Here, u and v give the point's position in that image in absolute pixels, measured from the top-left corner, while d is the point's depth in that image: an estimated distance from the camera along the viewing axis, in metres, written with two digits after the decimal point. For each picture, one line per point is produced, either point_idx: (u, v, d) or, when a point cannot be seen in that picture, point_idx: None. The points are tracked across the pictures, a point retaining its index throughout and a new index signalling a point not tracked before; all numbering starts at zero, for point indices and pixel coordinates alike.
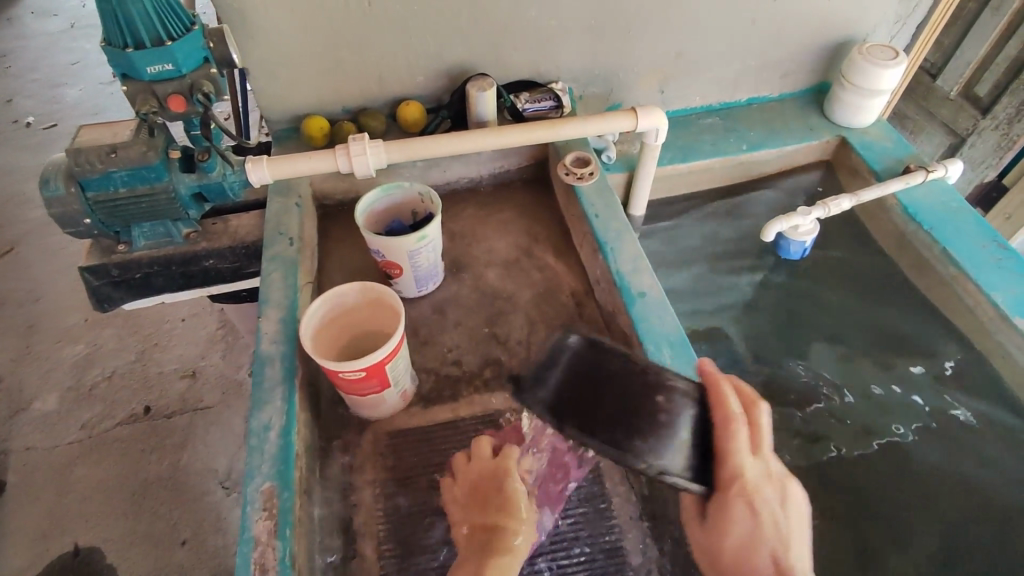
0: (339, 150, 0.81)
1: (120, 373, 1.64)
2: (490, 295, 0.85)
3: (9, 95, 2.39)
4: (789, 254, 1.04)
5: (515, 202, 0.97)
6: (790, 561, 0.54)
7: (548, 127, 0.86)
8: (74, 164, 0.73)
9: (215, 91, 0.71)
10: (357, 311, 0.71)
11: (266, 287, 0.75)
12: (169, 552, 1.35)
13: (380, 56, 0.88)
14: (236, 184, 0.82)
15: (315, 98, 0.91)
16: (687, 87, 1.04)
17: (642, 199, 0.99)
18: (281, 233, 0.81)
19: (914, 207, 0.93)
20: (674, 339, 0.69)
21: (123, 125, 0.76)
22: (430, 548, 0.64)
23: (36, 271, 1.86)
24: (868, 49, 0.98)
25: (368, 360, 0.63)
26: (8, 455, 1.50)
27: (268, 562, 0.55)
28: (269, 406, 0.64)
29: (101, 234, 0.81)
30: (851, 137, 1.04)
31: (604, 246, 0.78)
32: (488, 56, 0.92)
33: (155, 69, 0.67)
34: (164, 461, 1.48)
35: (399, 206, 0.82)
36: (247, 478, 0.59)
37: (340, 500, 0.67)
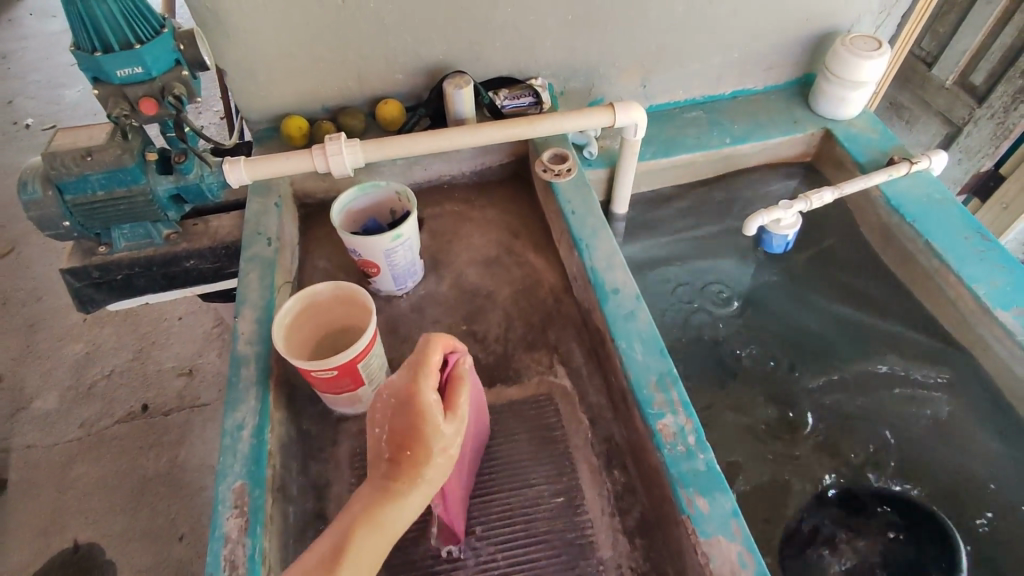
0: (315, 150, 0.81)
1: (118, 371, 1.66)
2: (469, 292, 0.85)
3: (9, 96, 2.41)
4: (772, 248, 1.03)
5: (497, 198, 0.97)
6: (753, 556, 0.53)
7: (525, 124, 0.86)
8: (50, 167, 0.73)
9: (188, 93, 0.72)
10: (331, 310, 0.71)
11: (243, 287, 0.76)
12: (167, 547, 1.37)
13: (357, 55, 0.88)
14: (215, 185, 0.82)
15: (294, 98, 0.91)
16: (669, 81, 1.03)
17: (624, 194, 0.98)
18: (259, 233, 0.82)
19: (898, 199, 0.92)
20: (645, 335, 0.68)
21: (100, 128, 0.76)
22: (403, 542, 0.64)
23: (36, 272, 1.88)
24: (851, 40, 0.97)
25: (339, 359, 0.63)
26: (9, 453, 1.53)
27: (237, 559, 0.55)
28: (243, 406, 0.65)
29: (81, 236, 0.81)
30: (835, 129, 1.03)
31: (579, 243, 0.78)
32: (466, 53, 0.92)
33: (125, 72, 0.67)
34: (161, 457, 1.50)
35: (376, 204, 0.82)
36: (219, 477, 0.60)
37: (316, 497, 0.68)
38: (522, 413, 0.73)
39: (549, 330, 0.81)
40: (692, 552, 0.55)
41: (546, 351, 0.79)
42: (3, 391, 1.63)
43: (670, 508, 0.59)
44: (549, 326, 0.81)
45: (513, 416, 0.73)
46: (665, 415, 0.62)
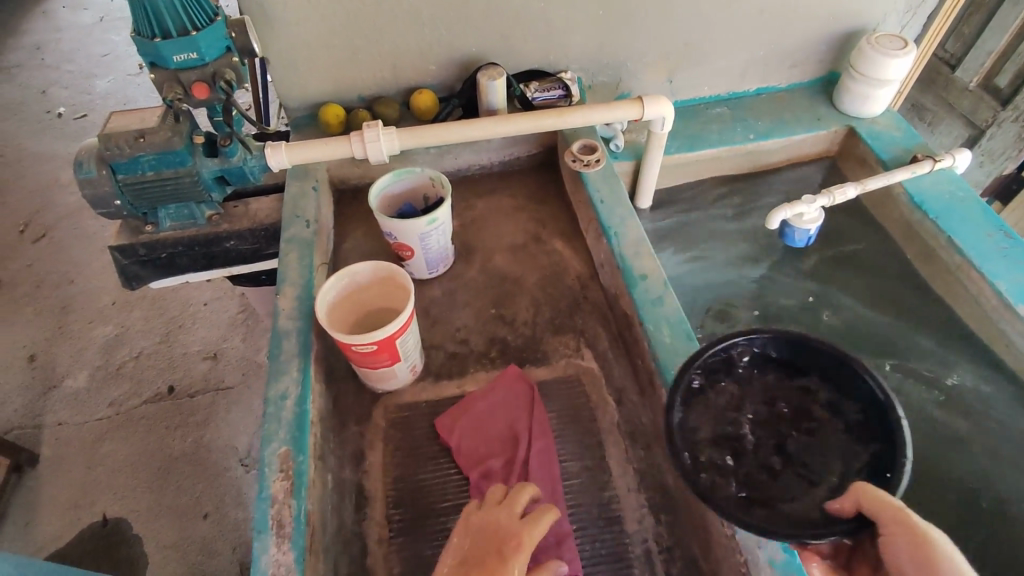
0: (354, 137, 0.84)
1: (147, 353, 1.71)
2: (499, 277, 0.88)
3: (43, 86, 2.48)
4: (794, 242, 1.05)
5: (525, 188, 0.99)
6: None
7: (556, 115, 0.89)
8: (104, 148, 0.77)
9: (237, 79, 0.75)
10: (369, 288, 0.74)
11: (284, 266, 0.79)
12: (192, 524, 1.41)
13: (393, 46, 0.91)
14: (257, 169, 0.85)
15: (332, 87, 0.95)
16: (695, 76, 1.05)
17: (649, 187, 1.01)
18: (298, 215, 0.85)
19: (920, 196, 0.93)
20: (673, 319, 0.71)
21: (151, 112, 0.80)
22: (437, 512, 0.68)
23: (69, 256, 1.94)
24: (878, 38, 0.98)
25: (378, 335, 0.66)
26: (42, 430, 1.58)
27: (284, 518, 0.58)
28: (286, 376, 0.68)
29: (129, 215, 0.85)
30: (859, 126, 1.04)
31: (608, 231, 0.80)
32: (498, 46, 0.94)
33: (181, 57, 0.71)
34: (187, 438, 1.54)
35: (411, 190, 0.85)
36: (264, 442, 0.63)
37: (352, 467, 0.71)
38: (551, 393, 0.76)
39: (576, 315, 0.83)
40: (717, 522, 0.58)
41: (573, 335, 0.81)
42: (36, 370, 1.69)
43: None
44: (576, 311, 0.84)
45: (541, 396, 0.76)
46: None
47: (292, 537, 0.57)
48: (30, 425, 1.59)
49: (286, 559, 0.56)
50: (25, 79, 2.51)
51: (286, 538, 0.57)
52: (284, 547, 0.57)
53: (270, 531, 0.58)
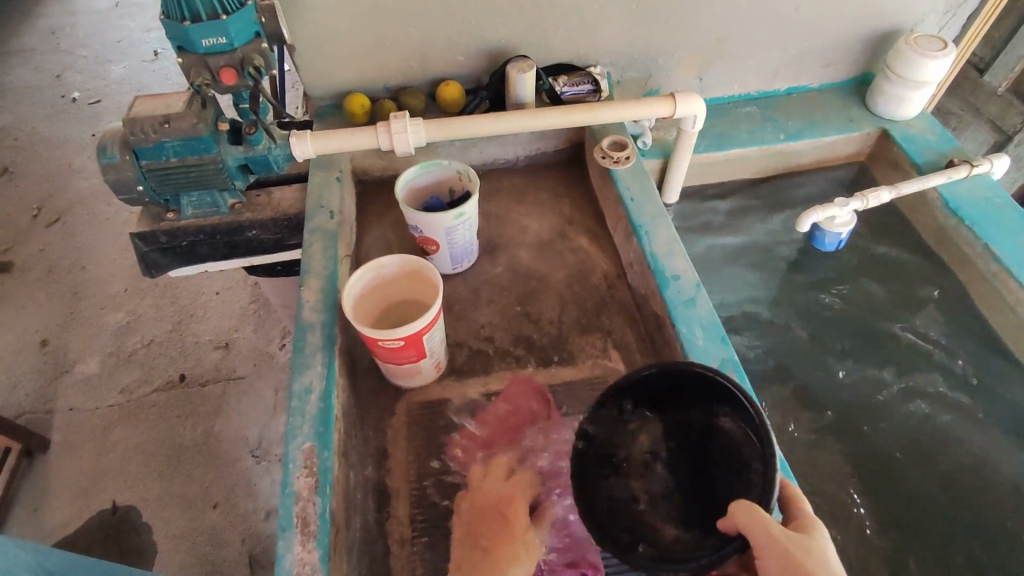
0: (381, 127, 0.83)
1: (158, 341, 1.70)
2: (524, 274, 0.86)
3: (58, 70, 2.47)
4: (823, 245, 1.03)
5: (550, 184, 0.98)
6: None
7: (586, 110, 0.87)
8: (129, 132, 0.75)
9: (266, 65, 0.74)
10: (396, 282, 0.73)
11: (308, 257, 0.77)
12: (202, 513, 1.41)
13: (421, 35, 0.89)
14: (281, 158, 0.83)
15: (358, 76, 0.93)
16: (726, 74, 1.03)
17: (676, 185, 0.99)
18: (322, 206, 0.84)
19: (957, 202, 0.91)
20: (706, 322, 0.69)
21: (176, 97, 0.78)
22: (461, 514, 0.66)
23: (81, 241, 1.93)
24: (916, 39, 0.96)
25: (405, 330, 0.65)
26: (53, 415, 1.58)
27: (309, 516, 0.57)
28: (311, 370, 0.67)
29: (151, 201, 0.84)
30: (893, 129, 1.02)
31: (638, 229, 0.79)
32: (528, 38, 0.92)
33: (209, 42, 0.69)
34: (198, 427, 1.53)
35: (437, 183, 0.84)
36: (289, 437, 0.62)
37: (375, 464, 0.69)
38: (578, 394, 0.74)
39: (603, 315, 0.82)
40: None
41: (600, 335, 0.80)
42: (48, 355, 1.68)
43: None
44: (603, 311, 0.82)
45: (569, 398, 0.74)
46: None
47: (317, 535, 0.56)
48: (42, 410, 1.58)
49: (311, 558, 0.55)
50: (39, 64, 2.51)
51: (311, 536, 0.56)
52: (308, 545, 0.56)
53: (295, 528, 0.56)
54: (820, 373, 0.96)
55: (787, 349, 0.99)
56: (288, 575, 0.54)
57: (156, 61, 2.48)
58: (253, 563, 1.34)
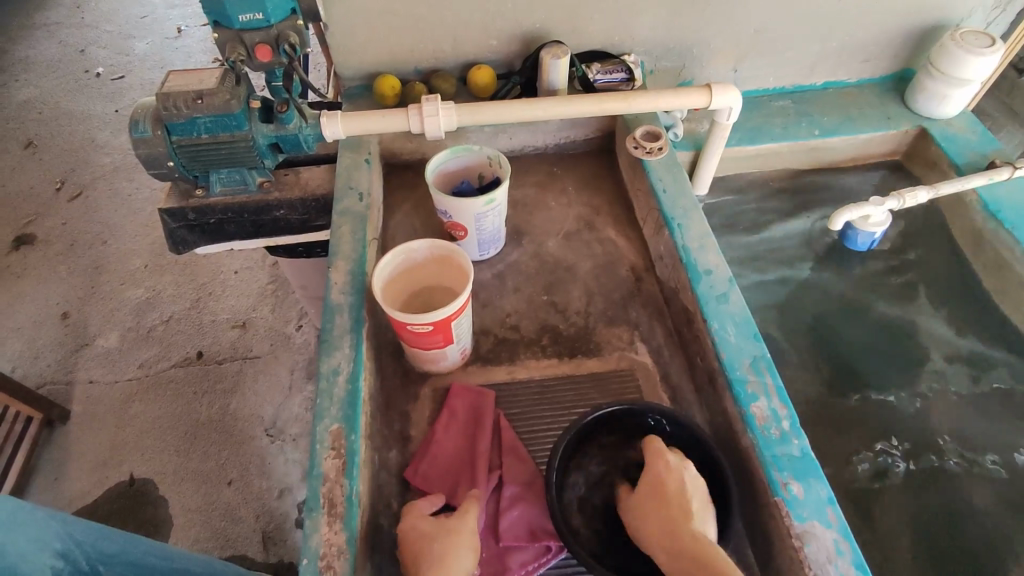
0: (412, 110, 0.82)
1: (177, 318, 1.72)
2: (551, 264, 0.85)
3: (82, 45, 2.47)
4: (856, 245, 1.01)
5: (579, 173, 0.96)
6: (849, 544, 0.53)
7: (620, 99, 0.85)
8: (162, 107, 0.75)
9: (301, 43, 0.73)
10: (424, 268, 0.73)
11: (337, 238, 0.77)
12: (217, 490, 1.42)
13: (456, 17, 0.88)
14: (311, 138, 0.83)
15: (390, 58, 0.92)
16: (762, 67, 1.01)
17: (707, 178, 0.97)
18: (351, 187, 0.83)
19: (996, 204, 0.90)
20: (739, 318, 0.68)
21: (209, 73, 0.78)
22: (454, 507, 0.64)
23: (103, 216, 1.95)
24: (962, 35, 0.93)
25: (434, 316, 0.64)
26: (73, 386, 1.60)
27: (336, 498, 0.57)
28: (338, 351, 0.67)
29: (181, 177, 0.84)
30: (932, 128, 1.00)
31: (670, 222, 0.77)
32: (563, 23, 0.91)
33: (246, 17, 0.69)
34: (214, 404, 1.55)
35: (467, 168, 0.83)
36: (316, 418, 0.62)
37: (399, 448, 0.69)
38: (604, 387, 0.73)
39: (630, 308, 0.81)
40: (783, 535, 0.55)
41: (626, 328, 0.79)
42: (69, 327, 1.70)
43: (760, 490, 0.59)
44: (630, 304, 0.81)
45: (594, 391, 0.73)
46: (759, 398, 0.62)
47: (344, 516, 0.56)
48: (62, 381, 1.60)
49: (337, 540, 0.55)
50: (64, 37, 2.51)
51: (337, 517, 0.56)
52: (335, 527, 0.55)
53: (321, 510, 0.56)
54: (846, 375, 0.95)
55: (814, 348, 0.97)
56: (315, 555, 0.54)
57: (179, 38, 2.48)
58: (266, 541, 1.35)
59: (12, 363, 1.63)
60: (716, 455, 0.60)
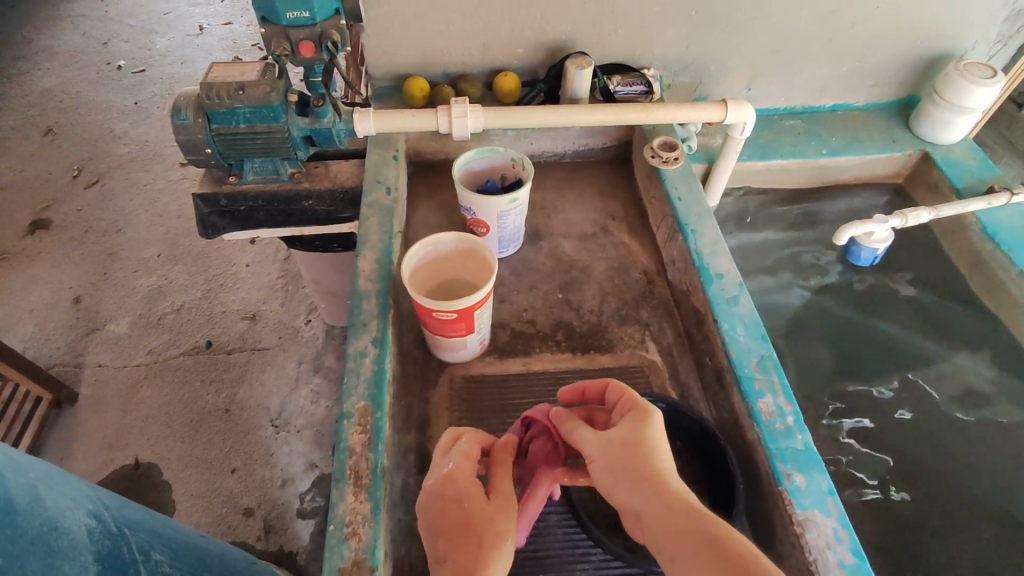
0: (441, 110, 0.85)
1: (187, 307, 1.74)
2: (566, 264, 0.89)
3: (105, 37, 2.52)
4: (858, 260, 1.05)
5: (595, 180, 1.00)
6: (848, 533, 0.56)
7: (638, 110, 0.89)
8: (206, 96, 0.79)
9: (342, 41, 0.77)
10: (449, 259, 0.76)
11: (365, 228, 0.81)
12: (220, 477, 1.44)
13: (486, 25, 0.92)
14: (343, 133, 0.86)
15: (420, 60, 0.96)
16: (775, 86, 1.05)
17: (718, 190, 1.01)
18: (379, 182, 0.87)
19: (994, 227, 0.93)
20: (748, 320, 0.71)
21: (251, 66, 0.82)
22: None
23: (118, 205, 1.98)
24: (966, 66, 0.97)
25: (459, 304, 0.67)
26: (82, 369, 1.62)
27: (361, 470, 0.60)
28: (366, 335, 0.70)
29: (216, 164, 0.87)
30: (935, 152, 1.04)
31: (684, 227, 0.81)
32: (588, 36, 0.95)
33: (293, 14, 0.73)
34: (221, 393, 1.57)
35: (491, 168, 0.87)
36: (343, 395, 0.65)
37: (417, 430, 0.72)
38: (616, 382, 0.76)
39: (641, 309, 0.84)
40: (785, 523, 0.58)
41: (638, 328, 0.82)
42: (80, 312, 1.73)
43: (764, 482, 0.62)
44: (642, 305, 0.84)
45: None
46: (765, 395, 0.65)
47: (369, 488, 0.59)
48: (72, 364, 1.63)
49: (362, 509, 0.57)
50: (87, 29, 2.56)
51: (363, 488, 0.59)
52: (360, 497, 0.58)
53: (347, 480, 0.59)
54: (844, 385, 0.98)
55: (814, 358, 1.01)
56: (340, 522, 0.57)
57: (201, 36, 2.53)
58: (267, 529, 1.37)
59: (23, 344, 1.66)
60: (723, 448, 0.64)
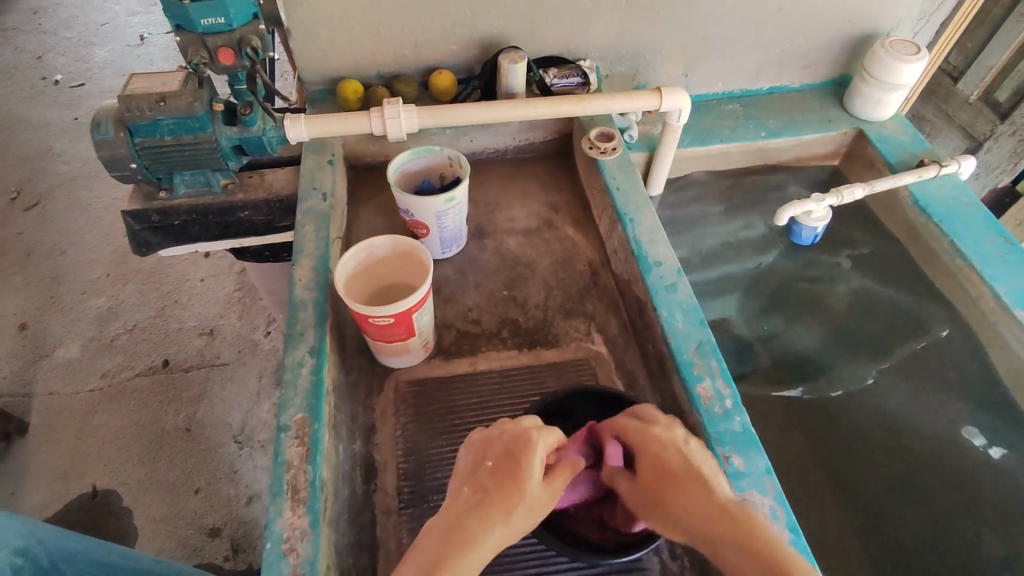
0: (374, 112, 0.84)
1: (140, 326, 1.69)
2: (511, 261, 0.88)
3: (39, 51, 2.43)
4: (800, 239, 1.08)
5: (538, 174, 1.00)
6: (784, 510, 0.57)
7: (574, 101, 0.89)
8: (125, 109, 0.76)
9: (263, 46, 0.75)
10: (387, 263, 0.75)
11: (301, 236, 0.79)
12: (183, 497, 1.40)
13: (416, 23, 0.91)
14: (275, 140, 0.84)
15: (353, 63, 0.94)
16: (712, 72, 1.06)
17: (660, 178, 1.01)
18: (315, 188, 0.85)
19: (925, 200, 0.95)
20: (686, 306, 0.72)
21: (172, 76, 0.79)
22: (423, 491, 0.68)
23: (62, 226, 1.91)
24: (891, 43, 0.99)
25: (395, 308, 0.67)
26: (32, 398, 1.56)
27: (299, 483, 0.59)
28: (303, 345, 0.68)
29: (144, 179, 0.84)
30: (868, 129, 1.06)
31: (623, 217, 0.81)
32: (520, 30, 0.94)
33: (208, 21, 0.71)
34: (180, 413, 1.53)
35: (428, 168, 0.86)
36: (281, 408, 0.64)
37: (363, 439, 0.71)
38: (562, 376, 0.76)
39: (587, 301, 0.84)
40: None
41: (583, 320, 0.82)
42: (27, 339, 1.66)
43: None
44: (587, 296, 0.85)
45: (552, 380, 0.76)
46: (704, 379, 0.66)
47: (307, 501, 0.58)
48: (20, 394, 1.57)
49: (301, 523, 0.56)
50: (20, 43, 2.46)
51: (301, 502, 0.58)
52: (298, 511, 0.57)
53: (285, 495, 0.58)
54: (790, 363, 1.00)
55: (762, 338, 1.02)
56: (278, 539, 0.56)
57: (142, 45, 2.46)
58: (235, 547, 1.34)
59: None
60: None
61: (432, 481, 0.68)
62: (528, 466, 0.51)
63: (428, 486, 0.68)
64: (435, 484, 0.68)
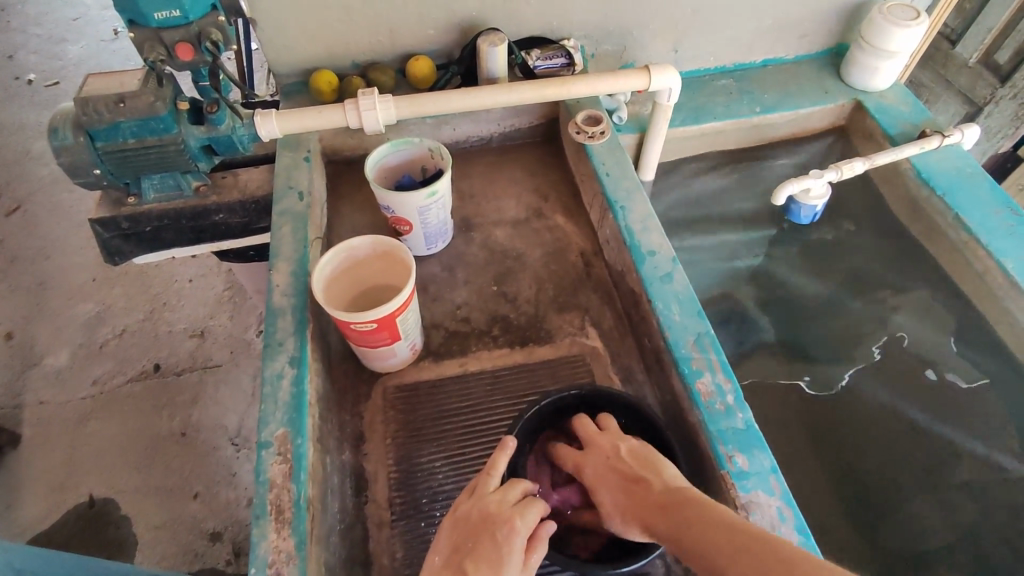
0: (348, 104, 0.80)
1: (129, 330, 1.66)
2: (499, 254, 0.85)
3: (11, 50, 2.36)
4: (799, 219, 1.04)
5: (525, 161, 0.96)
6: (792, 511, 0.55)
7: (558, 85, 0.84)
8: (82, 113, 0.72)
9: (224, 39, 0.71)
10: (367, 263, 0.72)
11: (277, 240, 0.75)
12: (181, 503, 1.38)
13: (389, 8, 0.86)
14: (246, 138, 0.81)
15: (325, 53, 0.90)
16: (703, 46, 1.02)
17: (652, 160, 0.97)
18: (290, 187, 0.81)
19: (928, 172, 0.91)
20: (682, 297, 0.69)
21: (131, 75, 0.75)
22: (416, 504, 0.65)
23: (44, 230, 1.87)
24: (888, 8, 0.95)
25: (378, 313, 0.63)
26: (23, 409, 1.53)
27: (283, 504, 0.56)
28: (282, 355, 0.65)
29: (110, 185, 0.80)
30: (866, 100, 1.02)
31: (614, 205, 0.77)
32: (499, 10, 0.89)
33: (162, 15, 0.66)
34: (174, 418, 1.50)
35: (408, 161, 0.82)
36: (261, 424, 0.60)
37: (352, 449, 0.68)
38: (557, 375, 0.73)
39: (580, 293, 0.81)
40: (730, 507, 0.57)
41: (576, 314, 0.79)
42: (14, 348, 1.63)
43: (708, 466, 0.60)
44: (580, 289, 0.81)
45: (547, 380, 0.73)
46: (703, 374, 0.63)
47: (292, 522, 0.55)
48: (10, 405, 1.54)
49: (286, 545, 0.54)
50: None
51: (286, 523, 0.55)
52: (283, 533, 0.55)
53: (269, 516, 0.55)
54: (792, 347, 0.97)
55: None
56: (263, 563, 0.53)
57: (116, 40, 2.38)
58: (236, 551, 1.33)
59: None
60: (665, 436, 0.61)
61: (426, 493, 0.66)
62: (507, 547, 0.52)
63: (422, 498, 0.66)
64: (428, 496, 0.66)
